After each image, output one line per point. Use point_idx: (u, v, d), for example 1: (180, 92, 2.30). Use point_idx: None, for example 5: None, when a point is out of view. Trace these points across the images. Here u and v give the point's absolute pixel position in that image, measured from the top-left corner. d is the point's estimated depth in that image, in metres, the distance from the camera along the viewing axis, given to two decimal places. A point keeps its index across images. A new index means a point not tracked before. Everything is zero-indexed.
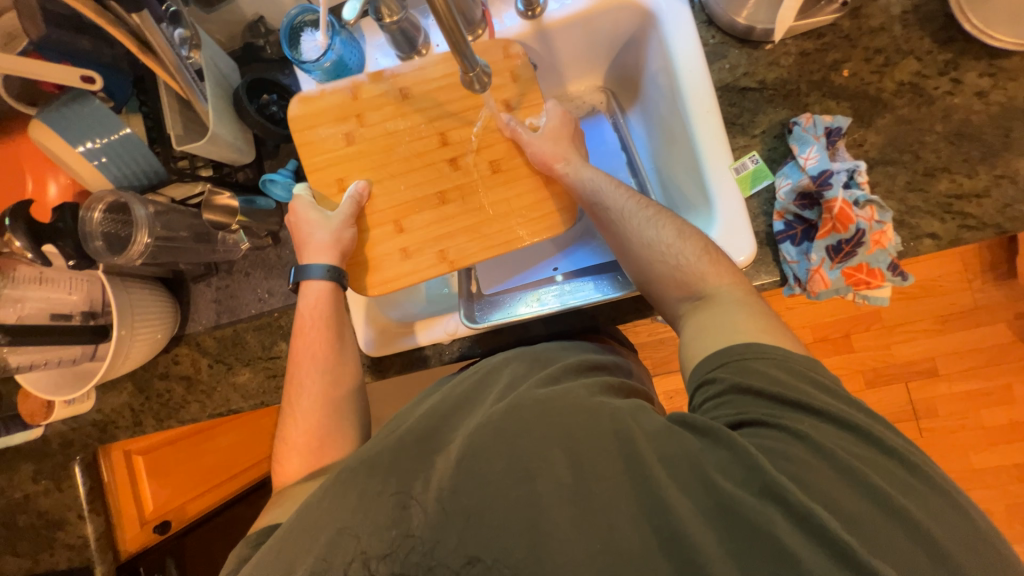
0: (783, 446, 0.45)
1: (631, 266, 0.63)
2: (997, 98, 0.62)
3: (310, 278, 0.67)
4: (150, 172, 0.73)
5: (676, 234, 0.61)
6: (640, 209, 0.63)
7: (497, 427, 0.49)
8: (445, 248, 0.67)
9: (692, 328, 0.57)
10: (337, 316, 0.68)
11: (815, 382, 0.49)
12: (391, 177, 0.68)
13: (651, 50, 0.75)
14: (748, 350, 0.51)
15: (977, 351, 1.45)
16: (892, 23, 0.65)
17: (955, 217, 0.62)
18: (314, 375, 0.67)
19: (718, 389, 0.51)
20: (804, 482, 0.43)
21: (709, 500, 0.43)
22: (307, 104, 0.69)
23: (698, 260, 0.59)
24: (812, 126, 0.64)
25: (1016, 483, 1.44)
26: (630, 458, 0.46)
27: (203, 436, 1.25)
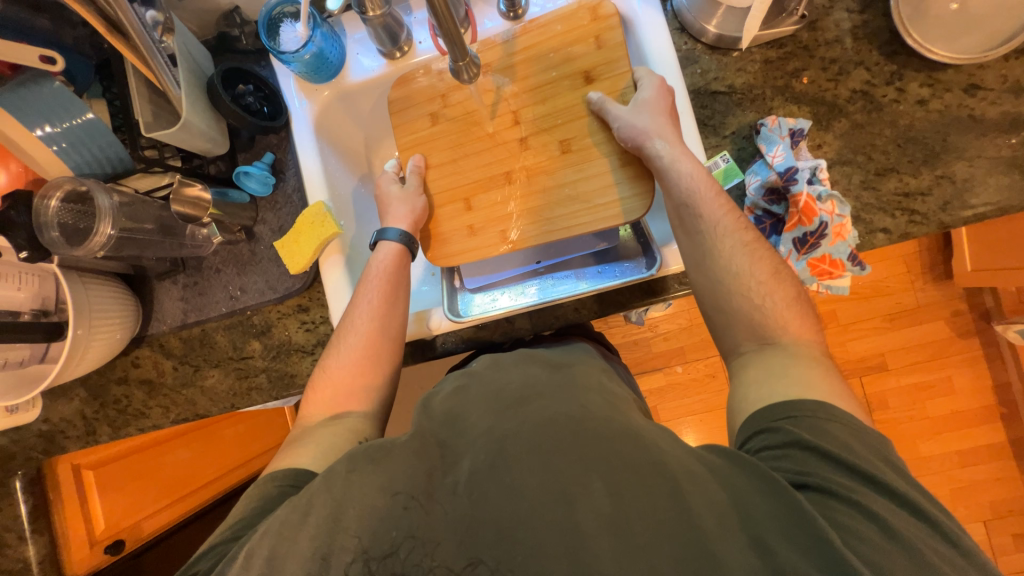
0: (849, 520, 0.43)
1: (702, 277, 0.62)
2: (936, 106, 0.68)
3: (387, 240, 0.70)
4: (115, 159, 0.69)
5: (770, 274, 0.59)
6: (734, 231, 0.61)
7: (531, 437, 0.48)
8: (508, 229, 0.70)
9: (756, 372, 0.56)
10: (401, 278, 0.69)
11: (886, 459, 0.47)
12: (467, 156, 0.72)
13: (628, 55, 0.78)
14: (806, 406, 0.50)
15: (921, 346, 1.56)
16: (844, 36, 0.71)
17: (904, 213, 0.67)
18: (354, 339, 0.66)
19: (778, 440, 0.50)
20: (869, 559, 0.41)
21: (767, 571, 0.41)
22: (397, 87, 0.74)
23: (785, 308, 0.58)
24: (777, 127, 0.68)
25: (958, 468, 1.55)
26: (676, 497, 0.44)
27: (160, 449, 1.15)
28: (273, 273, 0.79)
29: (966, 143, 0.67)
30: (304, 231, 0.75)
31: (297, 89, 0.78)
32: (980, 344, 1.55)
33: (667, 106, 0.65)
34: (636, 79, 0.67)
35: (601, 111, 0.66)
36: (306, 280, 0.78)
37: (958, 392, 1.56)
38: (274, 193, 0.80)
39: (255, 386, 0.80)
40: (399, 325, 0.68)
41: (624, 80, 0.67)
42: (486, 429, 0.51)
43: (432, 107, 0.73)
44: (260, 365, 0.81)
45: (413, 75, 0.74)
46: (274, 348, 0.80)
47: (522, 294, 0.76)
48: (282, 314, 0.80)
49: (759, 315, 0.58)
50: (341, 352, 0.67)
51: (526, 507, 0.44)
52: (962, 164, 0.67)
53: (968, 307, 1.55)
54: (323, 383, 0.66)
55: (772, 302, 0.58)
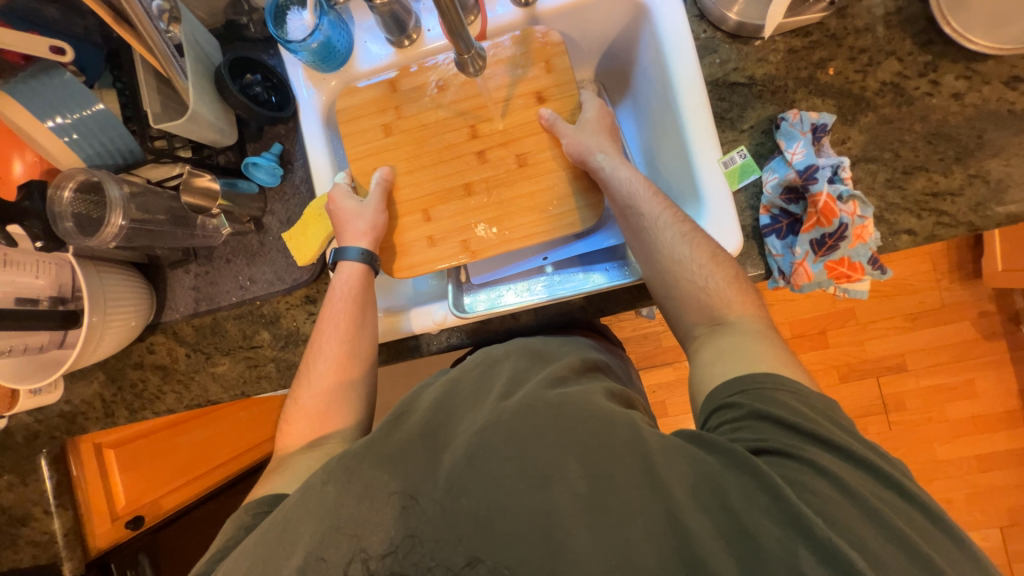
0: (807, 479, 0.44)
1: (655, 276, 0.62)
2: (973, 100, 0.64)
3: (347, 260, 0.69)
4: (125, 151, 0.70)
5: (709, 257, 0.60)
6: (673, 222, 0.62)
7: (507, 424, 0.49)
8: (468, 238, 0.70)
9: (708, 352, 0.57)
10: (367, 297, 0.69)
11: (833, 419, 0.48)
12: (423, 167, 0.72)
13: (643, 44, 0.76)
14: (754, 379, 0.51)
15: (944, 347, 1.51)
16: (875, 23, 0.67)
17: (931, 213, 0.64)
18: (324, 364, 0.68)
19: (737, 413, 0.50)
20: (827, 515, 0.41)
21: (733, 538, 0.41)
22: (348, 96, 0.73)
23: (727, 286, 0.59)
24: (799, 122, 0.65)
25: (976, 473, 1.51)
26: (649, 474, 0.44)
27: (176, 429, 1.19)
28: (282, 264, 0.80)
29: (1003, 141, 0.63)
30: (312, 222, 0.76)
31: (304, 77, 0.76)
32: (1007, 347, 1.49)
33: (607, 123, 0.70)
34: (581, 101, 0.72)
35: (551, 129, 0.68)
36: (314, 271, 0.79)
37: (981, 395, 1.51)
38: (283, 184, 0.80)
39: (264, 375, 0.82)
40: (372, 331, 0.70)
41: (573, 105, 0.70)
42: (469, 428, 0.50)
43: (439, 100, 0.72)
44: (269, 354, 0.82)
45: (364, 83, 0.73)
46: (282, 338, 0.81)
47: (527, 292, 0.74)
48: (290, 304, 0.81)
49: (705, 296, 0.60)
50: (313, 378, 0.68)
51: (508, 496, 0.45)
52: (998, 162, 0.63)
53: (996, 308, 1.49)
54: (297, 415, 0.67)
55: (715, 280, 0.59)
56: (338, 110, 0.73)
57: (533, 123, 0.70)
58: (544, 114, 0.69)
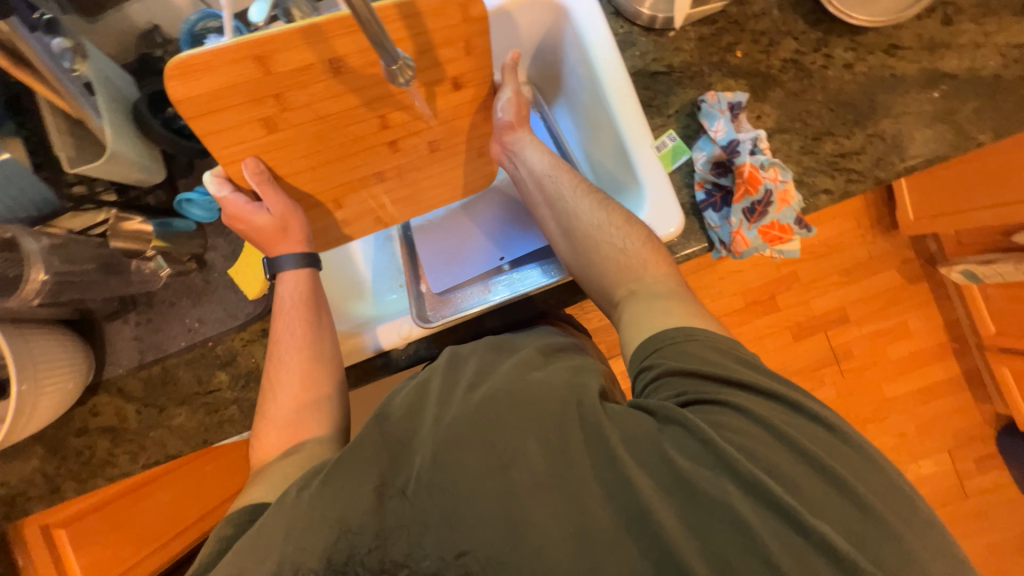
0: (729, 420, 0.46)
1: (568, 244, 0.66)
2: (861, 69, 0.72)
3: (285, 268, 0.68)
4: (40, 201, 0.64)
5: (624, 221, 0.64)
6: (587, 192, 0.67)
7: (467, 424, 0.47)
8: (381, 216, 0.77)
9: (629, 316, 0.59)
10: (317, 303, 0.68)
11: (741, 359, 0.51)
12: (328, 163, 0.64)
13: (567, 45, 0.79)
14: (677, 333, 0.53)
15: (877, 295, 1.65)
16: (770, 8, 0.73)
17: (843, 173, 0.71)
18: (284, 388, 0.64)
19: (656, 372, 0.52)
20: (750, 450, 0.44)
21: (669, 485, 0.44)
22: (195, 80, 0.49)
23: (642, 247, 0.63)
24: (717, 102, 0.70)
25: (921, 405, 1.66)
26: (594, 442, 0.46)
27: (137, 495, 1.08)
28: (231, 300, 0.77)
29: (891, 102, 0.71)
30: (252, 253, 0.75)
31: None
32: (929, 286, 1.66)
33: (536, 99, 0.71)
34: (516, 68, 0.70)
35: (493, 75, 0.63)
36: (264, 304, 0.76)
37: (914, 334, 1.66)
38: (221, 218, 0.77)
39: (227, 419, 0.78)
40: (332, 338, 0.68)
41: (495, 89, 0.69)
42: (436, 424, 0.49)
43: (298, 96, 0.54)
44: (229, 396, 0.78)
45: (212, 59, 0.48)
46: (242, 377, 0.78)
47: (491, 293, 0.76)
48: (246, 341, 0.77)
49: (624, 256, 0.62)
50: (279, 390, 0.65)
51: (469, 487, 0.44)
52: (889, 122, 0.71)
53: (915, 254, 1.65)
54: (266, 426, 0.63)
55: (630, 243, 0.63)
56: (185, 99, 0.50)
57: None
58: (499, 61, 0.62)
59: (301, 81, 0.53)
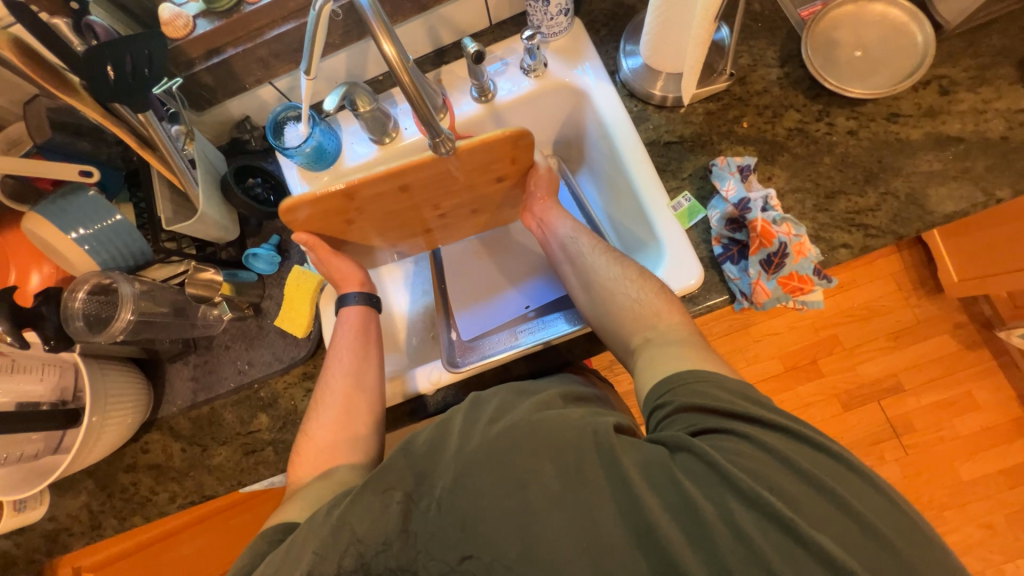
0: (740, 450, 0.47)
1: (588, 297, 0.71)
2: (865, 135, 0.77)
3: (348, 304, 0.78)
4: (137, 254, 0.76)
5: (637, 275, 0.69)
6: (603, 251, 0.74)
7: (489, 445, 0.49)
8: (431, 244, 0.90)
9: (644, 362, 0.62)
10: (369, 336, 0.76)
11: (753, 398, 0.52)
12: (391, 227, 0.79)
13: (587, 122, 0.89)
14: (685, 374, 0.55)
15: (931, 361, 1.55)
16: (771, 86, 0.81)
17: (860, 228, 0.73)
18: (326, 412, 0.69)
19: (669, 410, 0.54)
20: (764, 480, 0.45)
21: (684, 509, 0.44)
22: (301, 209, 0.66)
23: (655, 296, 0.66)
24: (727, 166, 0.77)
25: (1006, 490, 1.46)
26: (610, 464, 0.47)
27: (165, 543, 1.11)
28: (279, 344, 0.83)
29: (900, 163, 0.75)
30: (298, 298, 0.82)
31: (299, 177, 0.87)
32: (990, 353, 1.54)
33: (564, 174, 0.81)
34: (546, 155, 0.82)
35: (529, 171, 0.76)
36: (309, 347, 0.82)
37: (982, 406, 1.52)
38: (280, 271, 0.87)
39: (262, 460, 0.81)
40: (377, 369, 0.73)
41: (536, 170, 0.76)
42: (457, 454, 0.50)
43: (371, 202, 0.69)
44: (266, 438, 0.82)
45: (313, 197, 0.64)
46: (280, 419, 0.82)
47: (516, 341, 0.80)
48: (288, 383, 0.83)
49: (638, 306, 0.66)
50: (322, 412, 0.69)
51: (488, 500, 0.46)
52: (901, 181, 0.74)
53: (967, 318, 1.56)
54: (308, 448, 0.67)
55: (644, 293, 0.67)
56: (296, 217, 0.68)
57: None
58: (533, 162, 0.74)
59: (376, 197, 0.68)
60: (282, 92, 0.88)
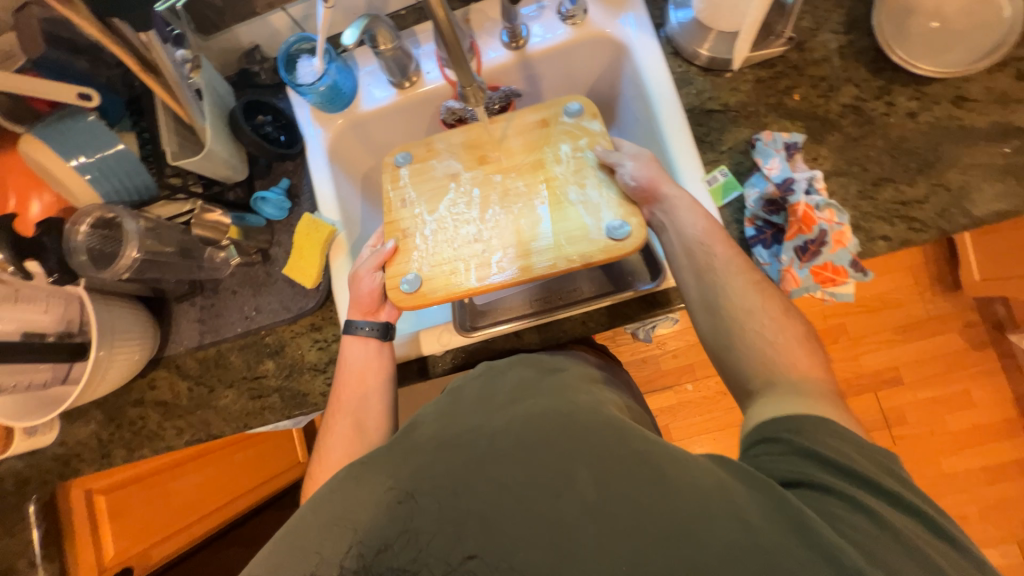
0: (843, 512, 0.43)
1: (713, 323, 0.62)
2: (926, 118, 0.71)
3: (356, 333, 0.72)
4: (141, 188, 0.73)
5: (780, 310, 0.59)
6: (742, 268, 0.62)
7: (517, 437, 0.49)
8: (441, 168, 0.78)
9: (759, 405, 0.55)
10: (380, 366, 0.72)
11: (888, 469, 0.46)
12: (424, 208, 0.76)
13: (625, 80, 0.83)
14: (810, 418, 0.50)
15: (935, 357, 1.54)
16: (831, 55, 0.74)
17: (903, 220, 0.69)
18: (336, 438, 0.68)
19: (780, 448, 0.49)
20: (865, 549, 0.41)
21: (749, 552, 0.40)
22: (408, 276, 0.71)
23: (796, 343, 0.58)
24: (773, 141, 0.71)
25: (985, 485, 1.50)
26: (660, 483, 0.45)
27: (173, 472, 1.15)
28: (287, 293, 0.82)
29: (958, 153, 0.69)
30: (306, 247, 0.79)
31: (312, 118, 0.82)
32: (997, 355, 1.53)
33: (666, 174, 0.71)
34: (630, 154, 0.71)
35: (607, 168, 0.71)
36: (319, 298, 0.81)
37: (978, 405, 1.53)
38: (290, 217, 0.83)
39: (268, 406, 0.81)
40: (384, 399, 0.70)
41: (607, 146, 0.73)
42: (480, 426, 0.52)
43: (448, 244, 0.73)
44: (272, 384, 0.82)
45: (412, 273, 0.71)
46: (287, 367, 0.82)
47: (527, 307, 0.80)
48: (296, 333, 0.82)
49: (773, 349, 0.57)
50: (328, 441, 0.69)
51: (518, 500, 0.45)
52: (956, 172, 0.69)
53: (980, 318, 1.53)
54: (317, 473, 0.68)
55: (782, 337, 0.58)
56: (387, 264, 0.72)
57: None
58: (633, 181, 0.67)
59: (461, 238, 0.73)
60: (296, 21, 0.81)
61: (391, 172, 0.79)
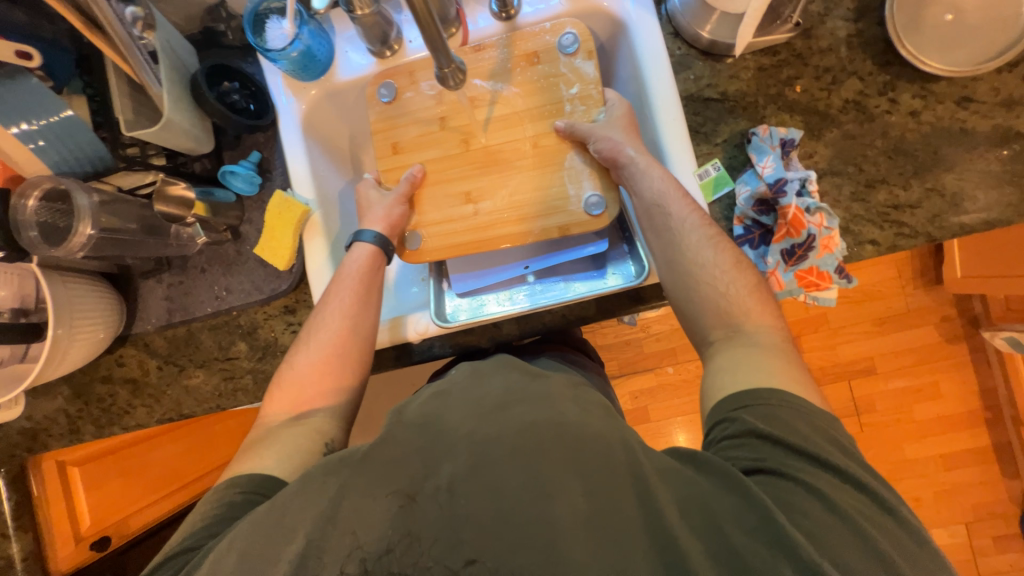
0: (799, 499, 0.45)
1: (673, 278, 0.63)
2: (928, 118, 0.68)
3: (361, 242, 0.69)
4: (95, 159, 0.68)
5: (732, 263, 0.61)
6: (700, 225, 0.63)
7: (508, 444, 0.47)
8: (444, 115, 0.72)
9: (720, 362, 0.58)
10: (375, 285, 0.68)
11: (832, 439, 0.49)
12: (432, 159, 0.72)
13: (621, 59, 0.78)
14: (765, 395, 0.52)
15: (910, 350, 1.57)
16: (838, 44, 0.70)
17: (893, 225, 0.67)
18: (321, 344, 0.66)
19: (736, 429, 0.51)
20: (815, 535, 0.43)
21: (720, 557, 0.42)
22: (441, 239, 0.70)
23: (746, 294, 0.60)
24: (769, 137, 0.68)
25: (942, 471, 1.57)
26: (642, 496, 0.45)
27: (149, 443, 1.13)
28: (260, 274, 0.78)
29: (956, 157, 0.67)
30: (277, 226, 0.75)
31: (284, 86, 0.76)
32: (968, 350, 1.57)
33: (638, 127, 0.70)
34: (608, 103, 0.70)
35: (571, 134, 0.68)
36: (292, 280, 0.78)
37: (945, 396, 1.58)
38: (261, 193, 0.79)
39: (241, 388, 0.80)
40: (373, 320, 0.68)
41: (596, 100, 0.70)
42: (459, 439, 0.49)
43: (485, 202, 0.70)
44: (245, 365, 0.80)
45: (452, 231, 0.70)
46: (259, 349, 0.80)
47: (510, 301, 0.77)
48: (268, 315, 0.79)
49: (724, 301, 0.60)
50: (309, 347, 0.66)
51: (508, 512, 0.44)
52: (952, 177, 0.67)
53: (957, 313, 1.56)
54: (289, 381, 0.65)
55: (735, 288, 0.60)
56: (426, 221, 0.71)
57: (501, 124, 0.71)
58: (601, 143, 0.66)
59: (490, 194, 0.70)
60: None
61: (376, 111, 0.74)
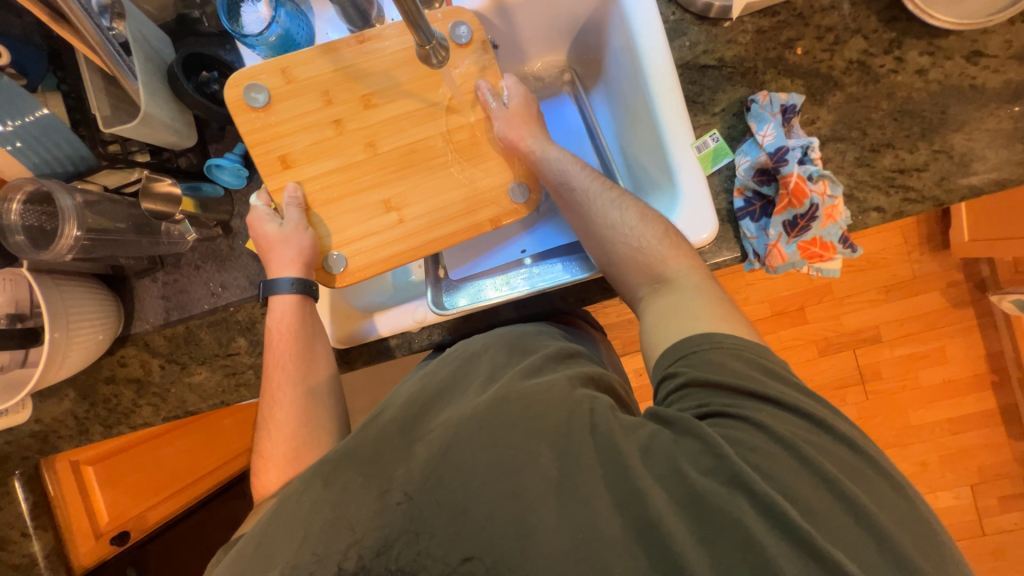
0: (747, 435, 0.46)
1: (595, 251, 0.65)
2: (936, 76, 0.65)
3: (279, 293, 0.65)
4: (75, 158, 0.67)
5: (638, 217, 0.62)
6: (603, 189, 0.65)
7: (481, 419, 0.48)
8: (336, 115, 0.67)
9: (651, 317, 0.59)
10: (308, 324, 0.67)
11: (769, 371, 0.50)
12: (331, 169, 0.67)
13: (611, 30, 0.74)
14: (703, 340, 0.52)
15: (916, 316, 1.56)
16: (841, 1, 0.67)
17: (899, 190, 0.65)
18: (286, 411, 0.64)
19: (679, 381, 0.52)
20: (766, 471, 0.44)
21: (683, 501, 0.43)
22: (365, 256, 0.67)
23: (659, 242, 0.61)
24: (769, 103, 0.65)
25: (947, 436, 1.58)
26: (608, 451, 0.46)
27: (159, 441, 1.17)
28: (254, 268, 0.78)
29: (966, 115, 0.65)
30: None
31: None
32: (975, 313, 1.55)
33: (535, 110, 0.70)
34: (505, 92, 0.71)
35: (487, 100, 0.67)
36: None
37: (951, 361, 1.57)
38: (250, 185, 0.77)
39: (243, 383, 0.80)
40: (326, 359, 0.68)
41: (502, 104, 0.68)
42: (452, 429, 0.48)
43: (410, 210, 0.67)
44: (247, 361, 0.80)
45: (375, 246, 0.67)
46: (259, 344, 0.79)
47: (507, 285, 0.72)
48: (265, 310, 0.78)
49: (642, 254, 0.61)
50: (276, 422, 0.64)
51: (480, 484, 0.44)
52: (961, 137, 0.65)
53: (964, 277, 1.54)
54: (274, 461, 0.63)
55: (648, 239, 0.61)
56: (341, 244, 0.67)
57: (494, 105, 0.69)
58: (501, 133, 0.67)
59: (410, 198, 0.67)
60: None
61: (252, 116, 0.66)
